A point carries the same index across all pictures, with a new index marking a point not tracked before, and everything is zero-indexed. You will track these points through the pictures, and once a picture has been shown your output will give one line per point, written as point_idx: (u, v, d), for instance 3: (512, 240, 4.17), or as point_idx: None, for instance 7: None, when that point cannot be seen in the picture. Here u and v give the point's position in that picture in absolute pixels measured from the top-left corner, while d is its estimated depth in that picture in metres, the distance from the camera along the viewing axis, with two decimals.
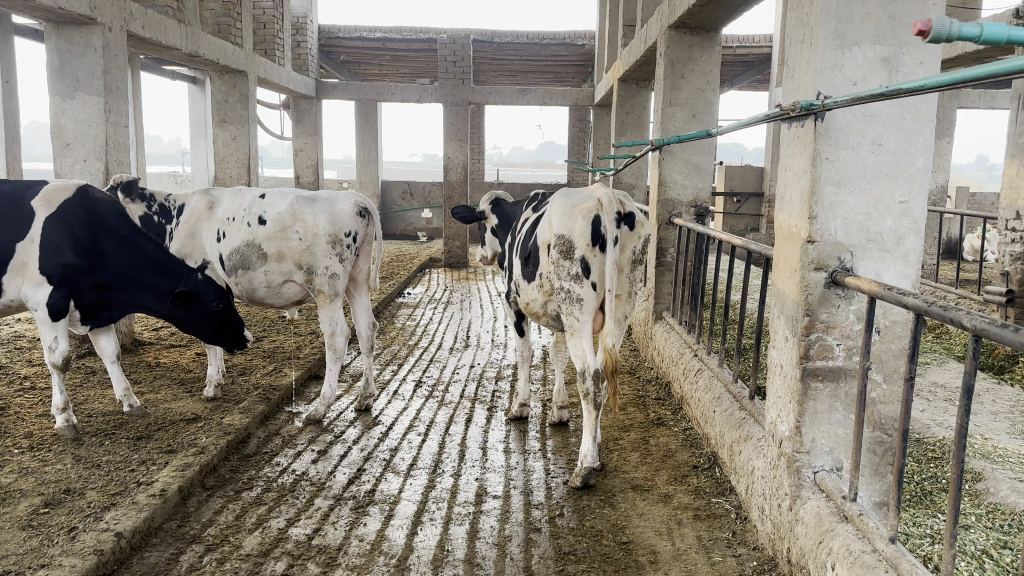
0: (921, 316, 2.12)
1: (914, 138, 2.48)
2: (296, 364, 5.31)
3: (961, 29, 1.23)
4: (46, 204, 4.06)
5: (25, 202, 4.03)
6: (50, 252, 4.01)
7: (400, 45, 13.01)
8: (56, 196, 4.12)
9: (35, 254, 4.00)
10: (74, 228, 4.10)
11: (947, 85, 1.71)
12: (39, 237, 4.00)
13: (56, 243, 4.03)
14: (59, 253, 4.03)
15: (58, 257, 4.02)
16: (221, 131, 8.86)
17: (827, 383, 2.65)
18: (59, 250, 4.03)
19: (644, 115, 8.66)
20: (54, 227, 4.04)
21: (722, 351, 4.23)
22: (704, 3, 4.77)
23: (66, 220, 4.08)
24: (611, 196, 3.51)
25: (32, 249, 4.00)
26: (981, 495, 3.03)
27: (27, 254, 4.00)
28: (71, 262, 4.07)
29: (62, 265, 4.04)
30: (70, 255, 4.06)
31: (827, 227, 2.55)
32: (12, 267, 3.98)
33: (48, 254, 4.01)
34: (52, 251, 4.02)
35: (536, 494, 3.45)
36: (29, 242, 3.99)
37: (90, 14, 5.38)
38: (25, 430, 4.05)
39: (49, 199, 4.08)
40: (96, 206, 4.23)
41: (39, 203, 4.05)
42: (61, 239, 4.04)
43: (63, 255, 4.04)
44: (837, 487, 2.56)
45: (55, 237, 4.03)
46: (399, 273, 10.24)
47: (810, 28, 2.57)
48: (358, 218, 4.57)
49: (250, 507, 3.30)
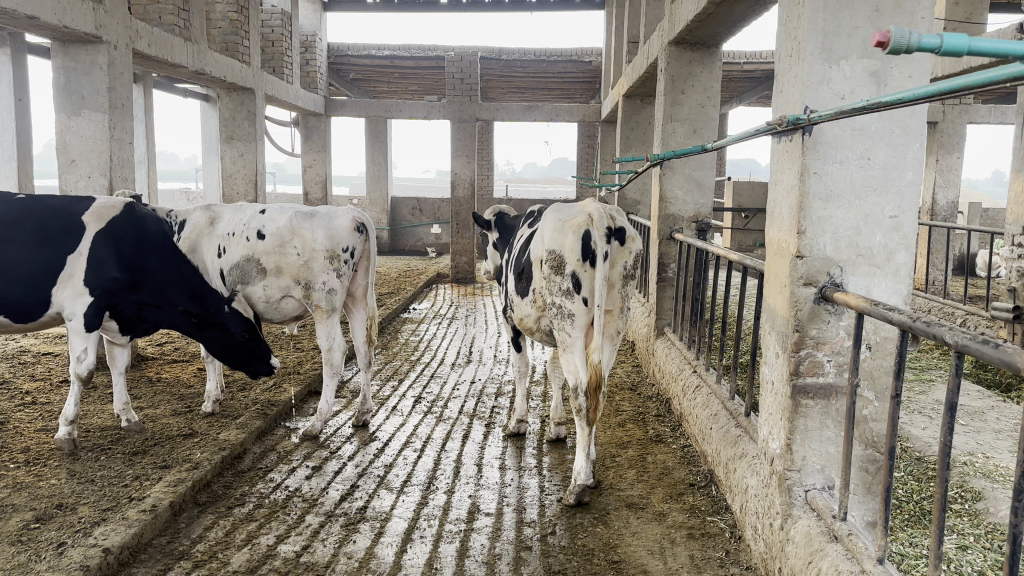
0: (907, 332, 2.10)
1: (903, 152, 2.46)
2: (296, 380, 5.31)
3: (920, 40, 1.21)
4: (95, 219, 4.10)
5: (74, 215, 4.07)
6: (94, 267, 4.03)
7: (409, 63, 13.11)
8: (106, 212, 4.16)
9: (82, 268, 4.01)
10: (120, 244, 4.14)
11: (927, 96, 1.70)
12: (87, 251, 4.03)
13: (100, 259, 4.05)
14: (103, 269, 4.06)
15: (102, 273, 4.05)
16: (228, 148, 8.91)
17: (817, 400, 2.61)
18: (103, 265, 4.05)
19: (648, 132, 8.66)
20: (101, 243, 4.07)
21: (721, 367, 4.18)
22: (702, 19, 4.77)
23: (112, 235, 4.12)
24: (601, 211, 3.50)
25: (81, 262, 4.01)
26: (981, 516, 2.97)
27: (75, 267, 4.00)
28: (114, 277, 4.09)
29: (105, 280, 4.06)
30: (114, 270, 4.09)
31: (816, 242, 2.52)
32: (61, 280, 3.99)
33: (93, 268, 4.03)
34: (96, 266, 4.04)
35: (530, 512, 3.41)
36: (77, 255, 4.01)
37: (96, 33, 5.45)
38: (23, 444, 4.06)
39: (99, 214, 4.12)
40: (143, 223, 4.27)
41: (88, 217, 4.09)
42: (107, 254, 4.07)
43: (105, 271, 4.06)
44: (828, 506, 2.50)
45: (102, 252, 4.06)
46: (406, 289, 10.26)
47: (798, 43, 2.56)
48: (357, 233, 4.57)
49: (240, 524, 3.28)
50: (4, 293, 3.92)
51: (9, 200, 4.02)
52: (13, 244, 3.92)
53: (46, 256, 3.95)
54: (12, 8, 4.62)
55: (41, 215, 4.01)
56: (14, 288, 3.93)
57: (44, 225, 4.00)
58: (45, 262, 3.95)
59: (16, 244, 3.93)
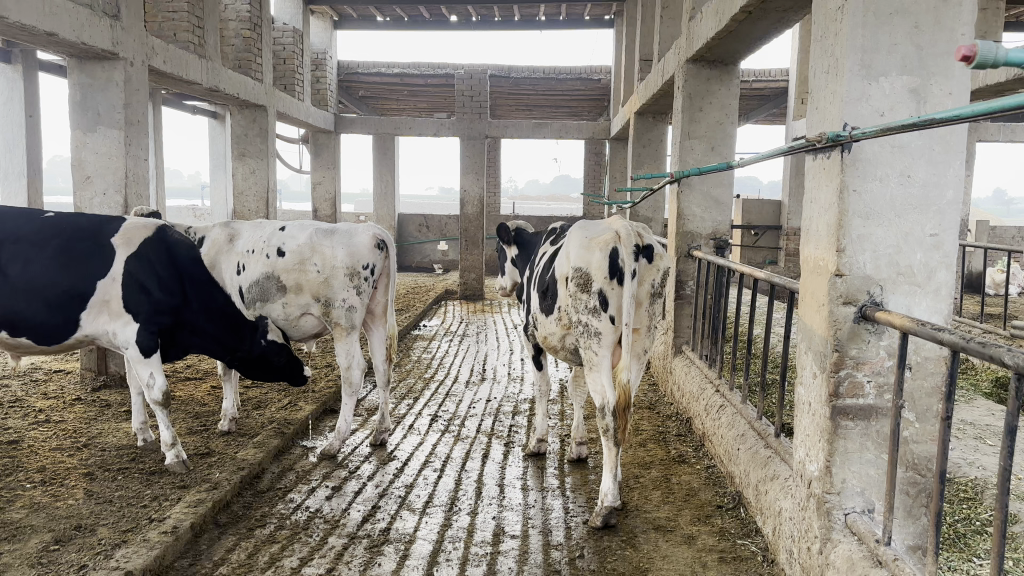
0: (957, 352, 2.05)
1: (944, 170, 2.42)
2: (312, 398, 5.25)
3: (1008, 55, 1.18)
4: (124, 241, 4.08)
5: (104, 237, 4.05)
6: (135, 290, 4.02)
7: (418, 81, 13.16)
8: (135, 234, 4.13)
9: (117, 292, 3.99)
10: (156, 267, 4.11)
11: (979, 115, 1.62)
12: (120, 274, 3.99)
13: (141, 282, 4.04)
14: (145, 292, 4.04)
15: (144, 296, 4.04)
16: (240, 164, 8.92)
17: (857, 421, 2.56)
18: (144, 288, 4.04)
19: (660, 150, 8.64)
20: (136, 266, 4.04)
21: (745, 387, 4.13)
22: (723, 37, 4.76)
23: (146, 258, 4.09)
24: (629, 229, 3.47)
25: (114, 286, 3.98)
26: (1019, 539, 2.90)
27: (109, 291, 3.98)
28: (158, 299, 4.10)
29: (147, 302, 4.05)
30: (157, 292, 4.09)
31: (856, 260, 2.48)
32: (93, 305, 3.97)
33: (132, 292, 4.01)
34: (136, 289, 4.02)
35: (555, 535, 3.35)
36: (109, 280, 3.97)
37: (113, 50, 5.46)
38: (38, 463, 4.02)
39: (128, 237, 4.09)
40: (174, 248, 4.23)
41: (117, 240, 4.06)
42: (145, 277, 4.05)
43: (148, 293, 4.06)
44: (870, 530, 2.44)
45: (138, 276, 4.03)
46: (415, 306, 10.23)
47: (836, 60, 2.53)
48: (377, 251, 4.53)
49: (263, 546, 3.23)
50: (30, 317, 3.89)
51: (34, 221, 4.00)
52: (37, 266, 3.89)
53: (74, 280, 3.92)
54: (31, 24, 4.63)
55: (66, 237, 3.99)
56: (39, 312, 3.90)
57: (70, 247, 3.97)
58: (73, 285, 3.92)
59: (40, 268, 3.89)
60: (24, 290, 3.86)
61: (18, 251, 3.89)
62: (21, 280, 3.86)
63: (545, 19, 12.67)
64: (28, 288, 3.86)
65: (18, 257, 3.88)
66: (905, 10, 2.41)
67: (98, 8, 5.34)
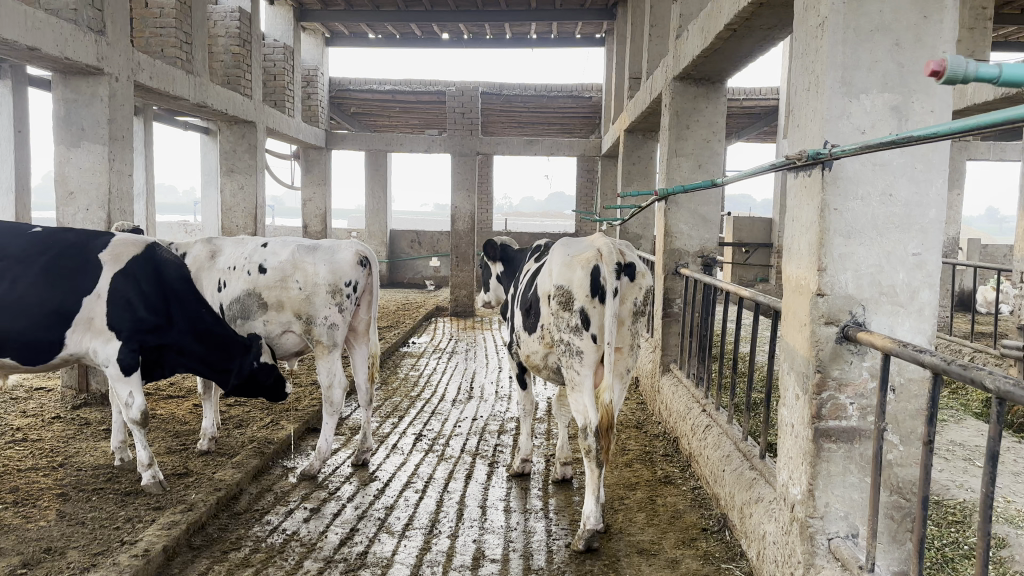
0: (939, 374, 2.00)
1: (926, 189, 2.39)
2: (294, 417, 5.18)
3: (978, 70, 1.15)
4: (112, 258, 4.03)
5: (91, 254, 4.00)
6: (120, 307, 3.95)
7: (410, 98, 13.14)
8: (123, 252, 4.08)
9: (102, 309, 3.92)
10: (143, 285, 4.06)
11: (960, 131, 1.58)
12: (106, 291, 3.94)
13: (126, 299, 3.97)
14: (130, 309, 3.98)
15: (129, 313, 3.97)
16: (229, 180, 8.87)
17: (841, 444, 2.51)
18: (130, 305, 3.97)
19: (650, 167, 8.63)
20: (123, 283, 3.98)
21: (731, 407, 4.07)
22: (708, 55, 4.74)
23: (134, 275, 4.03)
24: (611, 246, 3.43)
25: (99, 303, 3.92)
26: (1006, 564, 2.84)
27: (94, 308, 3.91)
28: (142, 317, 4.01)
29: (131, 320, 3.98)
30: (142, 310, 4.01)
31: (837, 279, 2.44)
32: (78, 323, 3.90)
33: (117, 308, 3.94)
34: (122, 306, 3.96)
35: (536, 558, 3.28)
36: (95, 296, 3.92)
37: (97, 64, 5.42)
38: (12, 484, 3.93)
39: (117, 254, 4.04)
40: (162, 267, 4.18)
41: (105, 256, 4.01)
42: (132, 294, 3.99)
43: (133, 310, 3.99)
44: (853, 556, 2.39)
45: (124, 292, 3.97)
46: (405, 322, 10.17)
47: (816, 77, 2.50)
48: (359, 267, 4.48)
49: (236, 569, 3.15)
50: (13, 335, 3.81)
51: (21, 237, 3.94)
52: (23, 283, 3.83)
53: (61, 297, 3.86)
54: (13, 38, 4.59)
55: (54, 254, 3.93)
56: (22, 329, 3.82)
57: (57, 264, 3.91)
58: (60, 303, 3.86)
59: (25, 284, 3.83)
60: (9, 307, 3.79)
61: (4, 268, 3.82)
62: (7, 297, 3.78)
63: (536, 37, 12.69)
64: (11, 306, 3.79)
65: (4, 274, 3.81)
66: (886, 27, 2.38)
67: (82, 23, 5.30)
